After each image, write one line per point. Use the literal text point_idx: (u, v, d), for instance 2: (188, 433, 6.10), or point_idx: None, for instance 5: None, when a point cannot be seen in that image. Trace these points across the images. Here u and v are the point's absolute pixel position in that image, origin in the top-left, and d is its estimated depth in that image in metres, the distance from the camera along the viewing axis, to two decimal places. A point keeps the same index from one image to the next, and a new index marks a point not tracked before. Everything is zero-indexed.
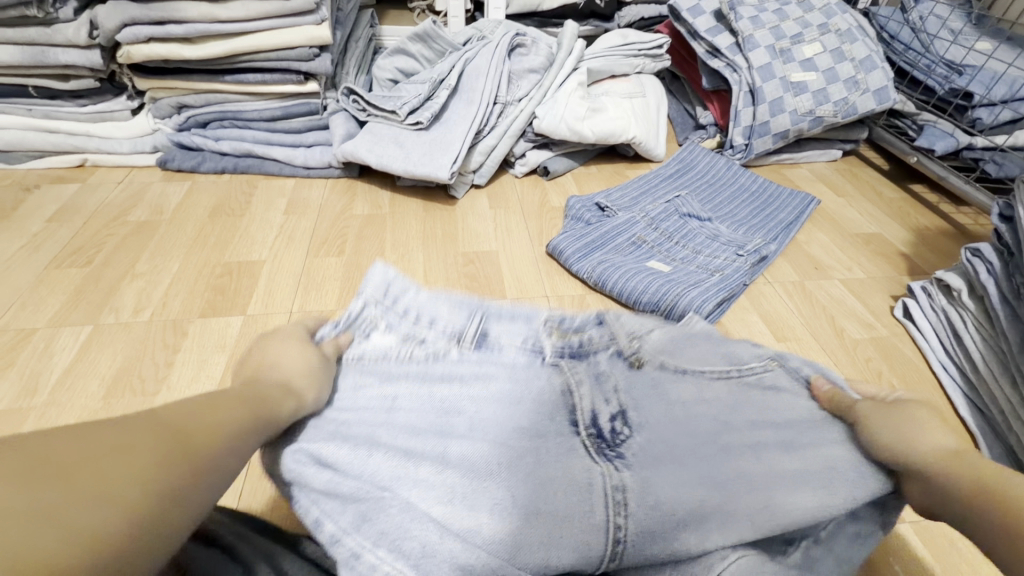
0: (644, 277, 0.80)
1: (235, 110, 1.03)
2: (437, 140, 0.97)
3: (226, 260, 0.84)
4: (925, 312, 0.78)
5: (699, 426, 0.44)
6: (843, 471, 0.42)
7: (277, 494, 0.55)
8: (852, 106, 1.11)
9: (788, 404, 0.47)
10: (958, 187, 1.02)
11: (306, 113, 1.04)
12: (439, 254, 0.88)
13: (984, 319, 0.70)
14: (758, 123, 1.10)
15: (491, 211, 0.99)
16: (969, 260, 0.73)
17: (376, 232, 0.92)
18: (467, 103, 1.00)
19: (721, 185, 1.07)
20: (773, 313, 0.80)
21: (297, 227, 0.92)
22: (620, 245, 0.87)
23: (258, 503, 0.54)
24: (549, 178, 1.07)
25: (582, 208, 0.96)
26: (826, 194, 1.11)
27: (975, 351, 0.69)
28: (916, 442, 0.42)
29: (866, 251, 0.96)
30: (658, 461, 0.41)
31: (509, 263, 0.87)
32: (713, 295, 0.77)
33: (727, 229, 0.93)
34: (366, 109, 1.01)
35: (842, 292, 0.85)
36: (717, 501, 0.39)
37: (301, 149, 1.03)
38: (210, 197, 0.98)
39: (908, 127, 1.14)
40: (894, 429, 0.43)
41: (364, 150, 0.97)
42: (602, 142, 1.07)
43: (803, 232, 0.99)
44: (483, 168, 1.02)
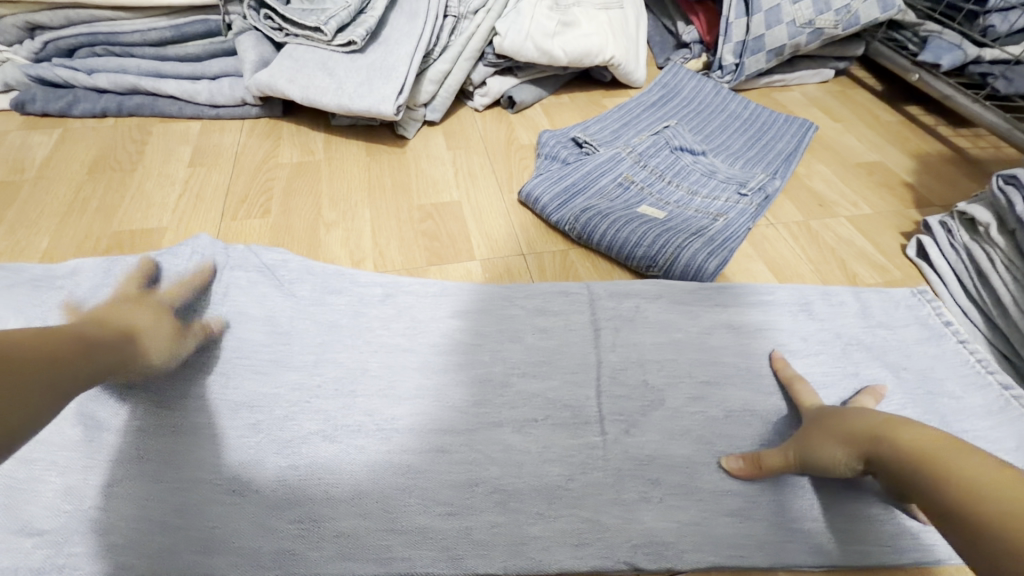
0: (637, 225, 0.67)
1: (108, 30, 0.83)
2: (375, 64, 0.78)
3: (114, 228, 0.66)
4: (942, 251, 0.70)
5: (549, 391, 0.53)
6: (785, 536, 0.44)
7: (230, 551, 0.42)
8: (855, 15, 0.97)
9: (522, 349, 0.56)
10: (963, 107, 0.92)
11: (204, 34, 0.84)
12: (391, 209, 0.73)
13: (1016, 256, 0.62)
14: (751, 38, 0.96)
15: (450, 152, 0.83)
16: (1002, 188, 0.63)
17: (309, 184, 0.75)
18: (410, 17, 0.82)
19: (710, 112, 0.94)
20: (776, 257, 0.72)
21: (208, 183, 0.74)
22: (604, 189, 0.73)
23: (206, 537, 0.42)
24: (515, 111, 0.91)
25: (556, 145, 0.81)
26: (822, 120, 1.00)
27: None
28: (822, 447, 0.44)
29: (869, 183, 0.86)
30: (602, 487, 0.46)
31: (474, 216, 0.73)
32: (719, 247, 0.65)
33: (723, 164, 0.81)
34: (283, 27, 0.81)
35: (850, 232, 0.77)
36: (651, 493, 0.46)
37: (204, 82, 0.82)
38: (89, 147, 0.77)
39: (909, 41, 1.03)
40: (832, 426, 0.44)
41: (284, 81, 0.77)
42: (576, 64, 0.91)
43: (802, 164, 0.88)
44: (436, 100, 0.85)
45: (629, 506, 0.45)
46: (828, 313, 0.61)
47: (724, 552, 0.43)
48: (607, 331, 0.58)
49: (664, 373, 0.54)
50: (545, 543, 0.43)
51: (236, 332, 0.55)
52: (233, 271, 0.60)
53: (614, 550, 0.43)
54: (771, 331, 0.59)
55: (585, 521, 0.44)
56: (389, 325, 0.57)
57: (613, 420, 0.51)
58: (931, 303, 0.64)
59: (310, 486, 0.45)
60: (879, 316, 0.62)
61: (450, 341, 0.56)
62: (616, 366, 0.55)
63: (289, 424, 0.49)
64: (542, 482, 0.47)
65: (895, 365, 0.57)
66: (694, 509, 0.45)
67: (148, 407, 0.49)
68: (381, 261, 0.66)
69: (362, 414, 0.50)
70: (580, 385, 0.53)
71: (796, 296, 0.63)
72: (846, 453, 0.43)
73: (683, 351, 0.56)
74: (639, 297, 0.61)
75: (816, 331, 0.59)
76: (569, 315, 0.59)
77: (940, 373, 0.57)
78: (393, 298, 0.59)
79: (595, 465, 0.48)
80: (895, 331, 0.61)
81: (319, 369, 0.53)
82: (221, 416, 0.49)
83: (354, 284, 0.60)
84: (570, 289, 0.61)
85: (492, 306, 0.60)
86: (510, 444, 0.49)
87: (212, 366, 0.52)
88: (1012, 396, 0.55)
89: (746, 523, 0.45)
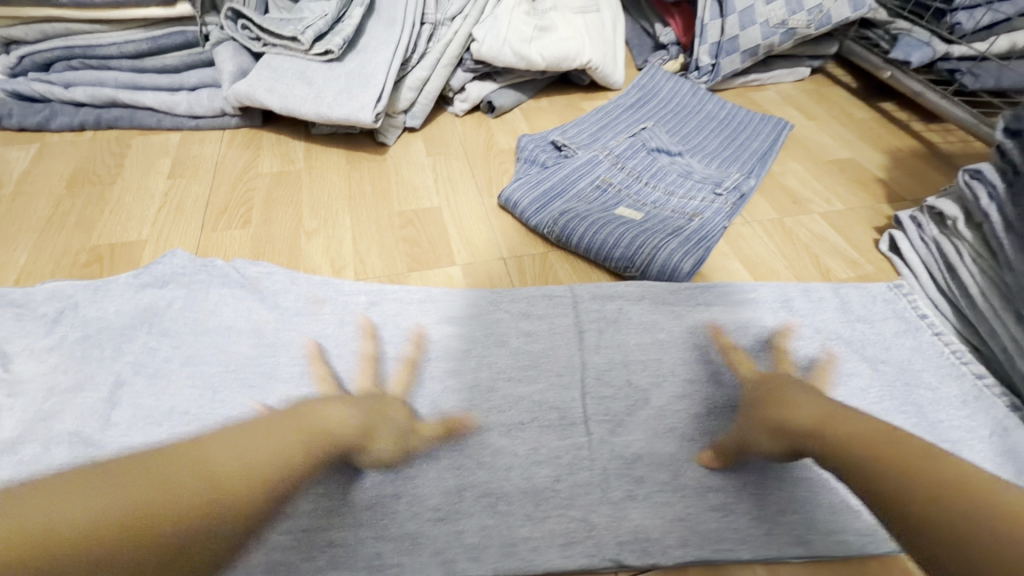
0: (615, 227, 0.68)
1: (85, 44, 0.83)
2: (353, 72, 0.79)
3: (94, 242, 0.67)
4: (913, 245, 0.71)
5: (536, 395, 0.53)
6: (766, 530, 0.45)
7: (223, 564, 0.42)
8: (827, 14, 0.98)
9: (508, 352, 0.57)
10: (934, 103, 0.95)
11: (181, 45, 0.84)
12: (372, 217, 0.73)
13: (982, 249, 0.63)
14: (726, 38, 0.99)
15: (430, 158, 0.84)
16: (967, 183, 0.65)
17: (290, 193, 0.76)
18: (387, 25, 0.82)
19: (687, 113, 0.95)
20: (752, 256, 0.73)
21: (188, 194, 0.74)
22: (583, 192, 0.74)
23: None
24: (495, 116, 0.92)
25: (535, 149, 0.82)
26: (797, 118, 1.02)
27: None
28: (756, 436, 0.50)
29: (843, 179, 0.88)
30: (587, 488, 0.47)
31: (454, 221, 0.74)
32: (694, 247, 0.66)
33: (699, 164, 0.82)
34: (261, 37, 0.81)
35: (824, 228, 0.78)
36: (635, 491, 0.47)
37: (183, 93, 0.83)
38: (68, 161, 0.77)
39: (880, 38, 1.05)
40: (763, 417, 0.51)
41: (262, 91, 0.78)
42: (554, 68, 0.92)
43: (778, 162, 0.90)
44: (415, 107, 0.86)
45: (616, 505, 0.46)
46: (808, 309, 0.63)
47: (708, 546, 0.44)
48: (591, 332, 0.59)
49: (647, 373, 0.55)
50: (535, 545, 0.44)
51: (227, 344, 0.55)
52: (218, 288, 0.60)
53: (601, 547, 0.44)
54: (753, 328, 0.60)
55: (574, 521, 0.45)
56: (375, 334, 0.58)
57: (599, 420, 0.52)
58: (906, 296, 0.66)
59: (300, 494, 0.46)
60: (857, 310, 0.63)
61: (439, 348, 0.57)
62: (601, 367, 0.56)
63: (277, 436, 0.49)
64: (530, 484, 0.47)
65: (874, 359, 0.59)
66: (679, 505, 0.46)
67: (136, 420, 0.49)
68: (360, 268, 0.67)
69: (350, 423, 0.51)
70: (565, 387, 0.54)
71: (777, 294, 0.64)
72: (780, 441, 0.49)
73: (667, 350, 0.57)
74: (620, 299, 0.62)
75: (797, 327, 0.61)
76: (554, 318, 0.60)
77: (918, 365, 0.58)
78: (378, 306, 0.60)
79: (581, 465, 0.49)
80: (875, 325, 0.62)
81: (308, 380, 0.53)
82: (209, 429, 0.49)
83: (340, 294, 0.61)
84: (554, 293, 0.62)
85: (480, 311, 0.60)
86: (497, 447, 0.50)
87: (202, 381, 0.52)
88: (985, 384, 0.57)
89: (728, 519, 0.46)
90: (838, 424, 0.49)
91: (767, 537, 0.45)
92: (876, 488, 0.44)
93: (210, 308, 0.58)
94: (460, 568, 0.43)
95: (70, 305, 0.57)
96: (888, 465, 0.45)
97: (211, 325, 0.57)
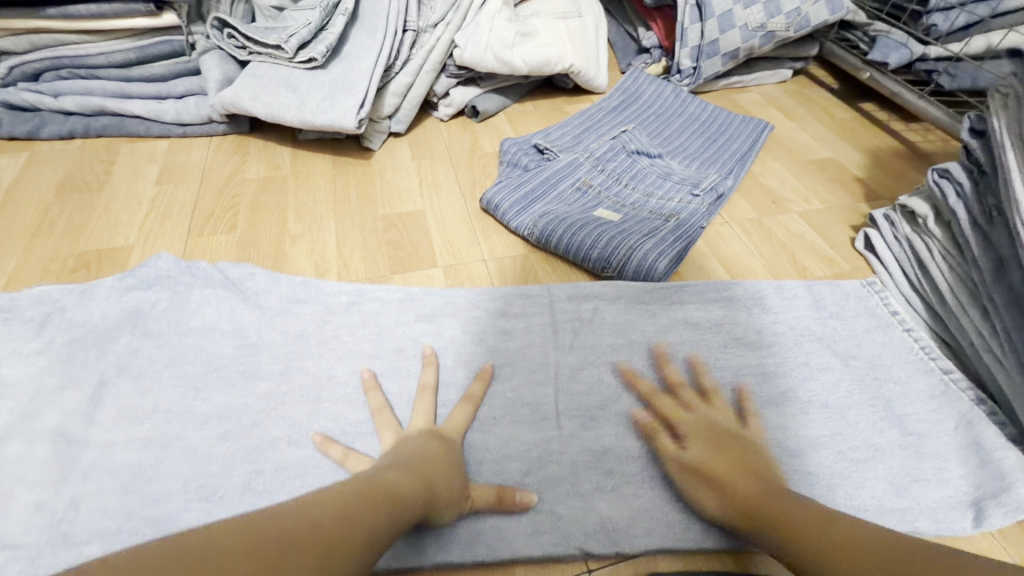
0: (593, 229, 0.69)
1: (73, 54, 0.84)
2: (337, 80, 0.81)
3: (83, 248, 0.68)
4: (887, 243, 0.73)
5: (514, 393, 0.55)
6: None
7: None
8: (805, 17, 1.00)
9: (488, 352, 0.58)
10: (911, 103, 0.96)
11: (169, 54, 0.86)
12: (356, 221, 0.75)
13: (951, 247, 0.64)
14: (706, 42, 1.00)
15: (415, 162, 0.85)
16: (936, 182, 0.66)
17: (276, 198, 0.77)
18: (370, 33, 0.84)
19: (669, 115, 0.97)
20: (730, 255, 0.74)
21: (175, 200, 0.75)
22: (563, 194, 0.76)
23: None
24: (479, 120, 0.94)
25: (518, 152, 0.83)
26: (778, 119, 1.04)
27: (1021, 190, 0.54)
28: (704, 504, 0.45)
29: (822, 179, 0.89)
30: (557, 482, 0.49)
31: (437, 223, 0.75)
32: (670, 247, 0.68)
33: (679, 165, 0.84)
34: (246, 46, 0.83)
35: (802, 227, 0.79)
36: (608, 485, 0.48)
37: (170, 101, 0.84)
38: (57, 168, 0.79)
39: (859, 40, 1.06)
40: (700, 481, 0.46)
41: (247, 98, 0.79)
42: (537, 73, 0.93)
43: (758, 163, 0.91)
44: (400, 112, 0.87)
45: (589, 499, 0.48)
46: (782, 307, 0.64)
47: (674, 537, 0.46)
48: (566, 331, 0.60)
49: (623, 370, 0.56)
50: (502, 533, 0.45)
51: (209, 343, 0.57)
52: (202, 289, 0.61)
53: (568, 537, 0.45)
54: (726, 325, 0.61)
55: (547, 515, 0.46)
56: (355, 332, 0.59)
57: (571, 415, 0.53)
58: (878, 293, 0.67)
59: (276, 488, 0.47)
60: (829, 307, 0.64)
61: (417, 346, 0.58)
62: (574, 365, 0.57)
63: (255, 431, 0.51)
64: (505, 479, 0.49)
65: (846, 354, 0.60)
66: (648, 496, 0.48)
67: (120, 420, 0.50)
68: (344, 271, 0.68)
69: (328, 419, 0.52)
70: (541, 384, 0.56)
71: (751, 292, 0.65)
72: (730, 517, 0.43)
73: (638, 350, 0.58)
74: (597, 298, 0.63)
75: (771, 323, 0.62)
76: (530, 316, 0.61)
77: (888, 360, 0.60)
78: (358, 305, 0.61)
79: (551, 458, 0.50)
80: (847, 322, 0.63)
81: (287, 378, 0.55)
82: (193, 428, 0.51)
83: (321, 295, 0.62)
84: (531, 291, 0.64)
85: (459, 310, 0.62)
86: (470, 442, 0.51)
87: (184, 380, 0.54)
88: (952, 379, 0.58)
89: (697, 511, 0.47)
90: (771, 507, 0.42)
91: (735, 528, 0.46)
92: (796, 554, 0.39)
93: (194, 310, 0.59)
94: (431, 556, 0.44)
95: (57, 309, 0.58)
96: (827, 547, 0.38)
97: (194, 326, 0.58)
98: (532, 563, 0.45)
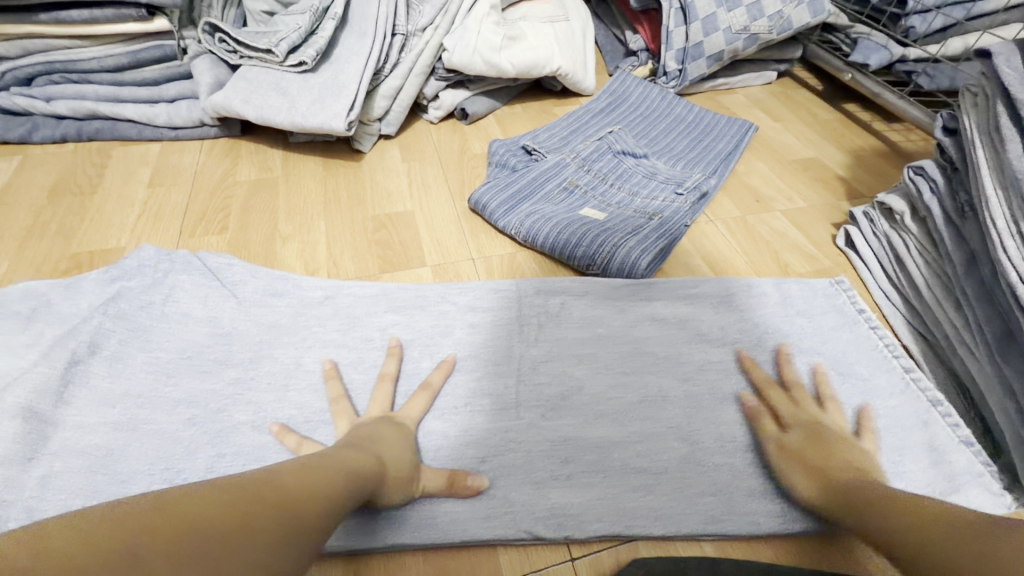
0: (578, 227, 0.71)
1: (66, 59, 0.85)
2: (326, 83, 0.82)
3: (75, 249, 0.69)
4: (867, 239, 0.74)
5: (499, 387, 0.56)
6: (714, 511, 0.48)
7: None
8: (787, 20, 1.02)
9: (473, 348, 0.59)
10: (891, 104, 0.98)
11: (160, 59, 0.87)
12: (346, 221, 0.76)
13: (926, 242, 0.66)
14: (691, 44, 1.02)
15: (405, 163, 0.86)
16: (912, 179, 0.67)
17: (267, 199, 0.78)
18: (360, 37, 0.85)
19: (656, 116, 0.98)
20: (714, 252, 0.76)
21: (167, 202, 0.76)
22: (550, 194, 0.77)
23: None
24: (468, 122, 0.95)
25: (505, 153, 0.85)
26: (763, 119, 1.06)
27: (991, 187, 0.56)
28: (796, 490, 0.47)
29: (804, 178, 0.91)
30: (509, 471, 0.50)
31: (427, 224, 0.76)
32: (653, 244, 0.69)
33: (664, 165, 0.85)
34: (237, 50, 0.84)
35: (784, 225, 0.81)
36: (591, 476, 0.50)
37: (162, 105, 0.85)
38: (50, 172, 0.80)
39: (842, 42, 1.08)
40: (795, 469, 0.48)
41: (238, 102, 0.80)
42: (524, 76, 0.95)
43: (742, 163, 0.93)
44: (390, 114, 0.89)
45: (571, 489, 0.49)
46: (749, 304, 0.65)
47: (654, 524, 0.47)
48: (531, 325, 0.61)
49: (607, 365, 0.58)
50: (486, 522, 0.46)
51: (182, 331, 0.58)
52: (178, 275, 0.63)
53: (518, 521, 0.47)
54: (708, 321, 0.63)
55: (531, 505, 0.48)
56: (325, 323, 0.60)
57: (530, 406, 0.54)
58: (846, 292, 0.68)
59: (235, 471, 0.48)
60: (797, 304, 0.65)
61: (384, 335, 0.59)
62: (536, 358, 0.58)
63: (221, 416, 0.52)
64: (490, 470, 0.50)
65: (824, 347, 0.62)
66: (601, 485, 0.49)
67: (103, 411, 0.51)
68: (333, 271, 0.69)
69: (292, 407, 0.53)
70: (526, 378, 0.57)
71: (731, 288, 0.67)
72: (823, 501, 0.45)
73: (604, 344, 0.60)
74: (580, 295, 0.64)
75: (750, 317, 0.64)
76: (497, 311, 0.63)
77: (852, 357, 0.61)
78: (332, 299, 0.62)
79: (506, 447, 0.51)
80: (814, 319, 0.64)
81: (255, 365, 0.56)
82: (179, 420, 0.51)
83: (296, 288, 0.63)
84: (500, 287, 0.65)
85: (444, 305, 0.63)
86: (443, 431, 0.52)
87: (167, 370, 0.55)
88: (912, 377, 0.59)
89: (676, 500, 0.48)
90: (864, 496, 0.43)
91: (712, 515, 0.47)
92: (875, 536, 0.40)
93: (182, 307, 0.60)
94: (386, 539, 0.45)
95: (44, 302, 0.59)
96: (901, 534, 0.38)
97: (168, 311, 0.59)
98: (514, 550, 0.46)
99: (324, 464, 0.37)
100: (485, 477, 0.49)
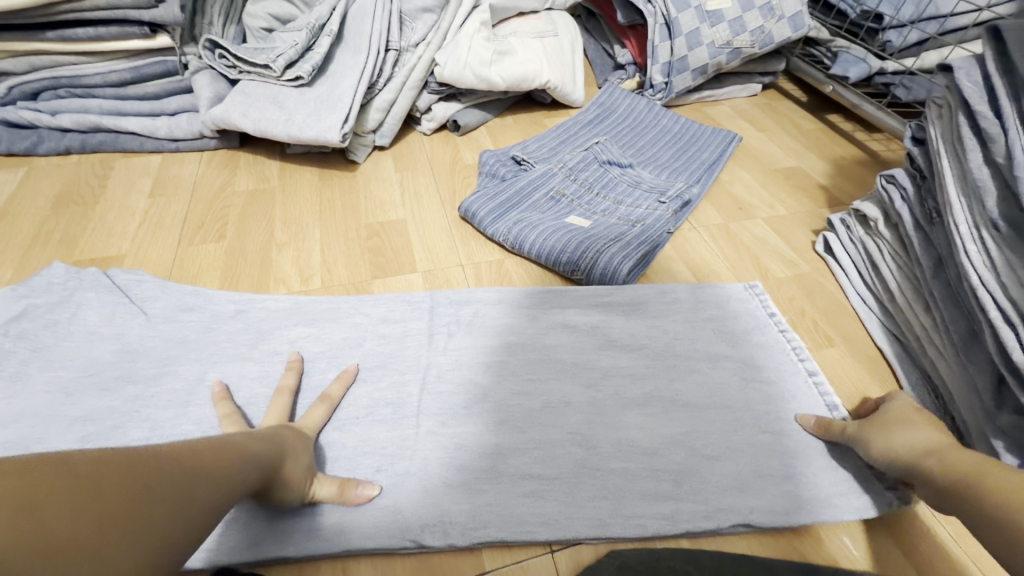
0: (562, 234, 0.73)
1: (71, 74, 0.88)
2: (322, 97, 0.85)
3: (76, 257, 0.71)
4: (844, 245, 0.77)
5: (482, 390, 0.58)
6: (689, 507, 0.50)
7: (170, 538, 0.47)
8: (768, 35, 1.06)
9: (452, 353, 0.62)
10: (871, 114, 1.01)
11: (162, 74, 0.90)
12: (338, 230, 0.78)
13: (898, 247, 0.68)
14: (676, 58, 1.05)
15: (398, 173, 0.89)
16: (884, 187, 0.70)
17: (264, 208, 0.81)
18: (354, 52, 0.88)
19: (642, 127, 1.01)
20: (696, 258, 0.78)
21: (166, 211, 0.79)
22: (537, 202, 0.80)
23: None
24: (460, 134, 0.98)
25: (496, 163, 0.87)
26: (747, 130, 1.09)
27: (954, 195, 0.59)
28: (894, 446, 0.49)
29: (786, 186, 0.94)
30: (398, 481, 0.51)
31: (420, 233, 0.79)
32: (635, 250, 0.72)
33: (649, 175, 0.88)
34: (237, 65, 0.87)
35: (765, 231, 0.84)
36: (569, 474, 0.52)
37: (164, 118, 0.88)
38: (54, 183, 0.82)
39: (823, 55, 1.12)
40: (899, 430, 0.49)
41: (237, 115, 0.83)
42: (514, 89, 0.98)
43: (725, 171, 0.96)
44: (384, 126, 0.92)
45: (552, 487, 0.51)
46: (661, 311, 0.67)
47: (631, 522, 0.49)
48: (477, 332, 0.64)
49: (586, 368, 0.60)
50: (469, 518, 0.49)
51: (90, 350, 0.60)
52: (87, 291, 0.65)
53: (403, 530, 0.48)
54: (684, 327, 0.65)
55: (516, 502, 0.50)
56: (235, 338, 0.62)
57: (429, 414, 0.56)
58: (759, 296, 0.69)
59: None
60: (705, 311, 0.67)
61: (291, 347, 0.62)
62: (496, 362, 0.61)
63: (115, 432, 0.54)
64: (476, 469, 0.52)
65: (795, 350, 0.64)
66: (492, 492, 0.51)
67: (90, 415, 0.55)
68: (326, 277, 0.71)
69: (190, 422, 0.54)
70: (510, 381, 0.59)
71: (707, 295, 0.69)
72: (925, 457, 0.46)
73: (513, 352, 0.62)
74: (558, 302, 0.67)
75: (722, 322, 0.66)
76: (407, 322, 0.65)
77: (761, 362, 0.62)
78: (244, 313, 0.64)
79: (400, 456, 0.53)
80: (724, 325, 0.66)
81: (160, 379, 0.58)
82: (167, 422, 0.55)
83: (208, 303, 0.65)
84: (413, 299, 0.67)
85: (419, 312, 0.66)
86: (442, 437, 0.54)
87: (145, 376, 0.58)
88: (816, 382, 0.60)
89: (651, 496, 0.51)
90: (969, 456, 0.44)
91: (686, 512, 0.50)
92: (979, 488, 0.41)
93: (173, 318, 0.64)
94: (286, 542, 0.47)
95: None
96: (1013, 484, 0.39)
97: (75, 327, 0.62)
98: (496, 545, 0.49)
99: (218, 445, 0.40)
100: (377, 486, 0.50)
